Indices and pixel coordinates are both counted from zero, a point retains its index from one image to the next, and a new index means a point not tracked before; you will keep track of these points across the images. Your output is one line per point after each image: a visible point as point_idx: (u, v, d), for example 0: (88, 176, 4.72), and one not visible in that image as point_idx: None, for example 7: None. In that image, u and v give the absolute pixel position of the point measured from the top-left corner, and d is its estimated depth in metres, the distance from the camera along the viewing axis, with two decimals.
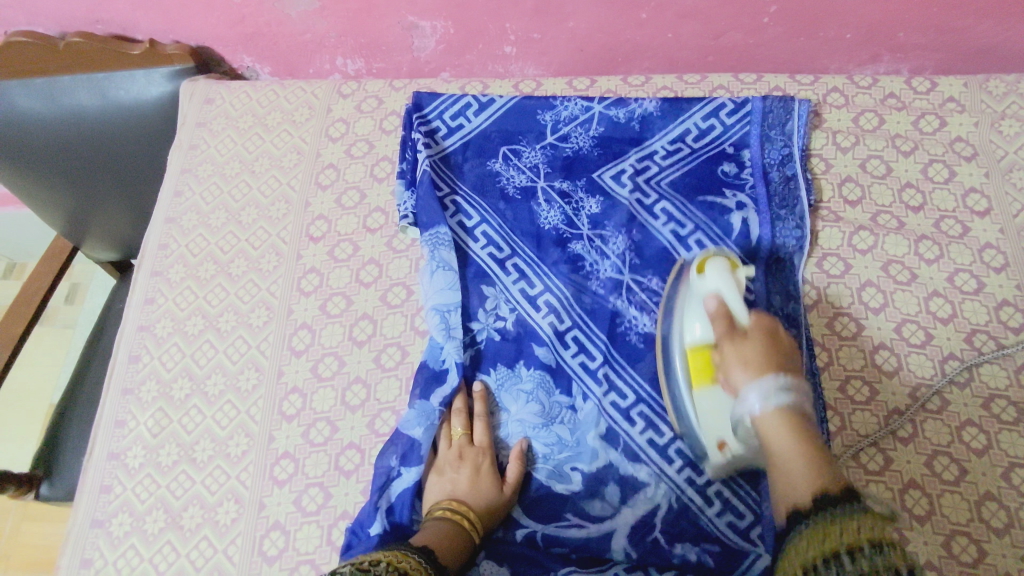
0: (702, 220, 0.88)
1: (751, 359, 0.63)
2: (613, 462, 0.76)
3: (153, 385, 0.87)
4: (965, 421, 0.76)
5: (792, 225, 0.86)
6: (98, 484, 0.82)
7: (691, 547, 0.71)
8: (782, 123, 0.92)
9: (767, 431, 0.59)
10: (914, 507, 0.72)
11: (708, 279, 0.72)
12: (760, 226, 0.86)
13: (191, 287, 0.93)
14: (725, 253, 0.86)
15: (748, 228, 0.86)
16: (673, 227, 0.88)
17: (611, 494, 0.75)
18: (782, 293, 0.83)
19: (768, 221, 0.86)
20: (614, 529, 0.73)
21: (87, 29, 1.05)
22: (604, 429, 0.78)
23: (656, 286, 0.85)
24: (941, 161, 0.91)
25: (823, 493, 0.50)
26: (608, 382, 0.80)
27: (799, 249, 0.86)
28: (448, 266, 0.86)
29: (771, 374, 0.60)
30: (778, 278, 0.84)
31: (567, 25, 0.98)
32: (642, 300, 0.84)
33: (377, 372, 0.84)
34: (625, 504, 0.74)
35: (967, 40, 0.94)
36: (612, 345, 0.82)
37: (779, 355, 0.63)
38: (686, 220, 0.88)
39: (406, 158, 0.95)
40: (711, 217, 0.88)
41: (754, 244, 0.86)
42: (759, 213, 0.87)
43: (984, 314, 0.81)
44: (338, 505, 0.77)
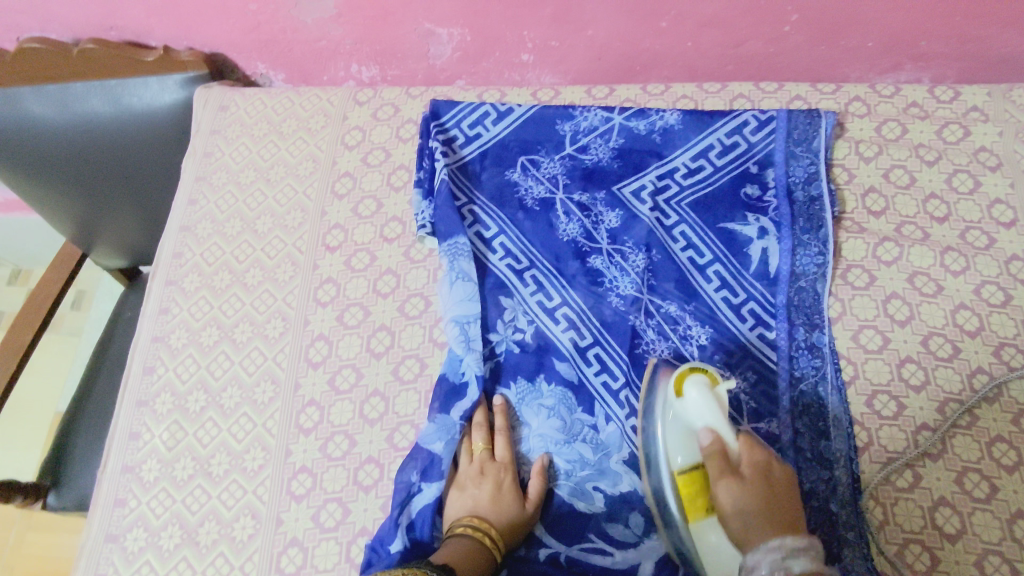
0: (722, 249, 0.87)
1: (752, 521, 0.60)
2: (636, 488, 0.75)
3: (168, 397, 0.86)
4: (994, 437, 0.75)
5: (814, 251, 0.84)
6: (112, 498, 0.81)
7: None
8: (807, 139, 0.90)
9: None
10: (945, 525, 0.71)
11: (688, 403, 0.66)
12: (781, 254, 0.85)
13: (206, 298, 0.92)
14: (745, 284, 0.85)
15: (768, 257, 0.85)
16: (691, 253, 0.87)
17: (636, 523, 0.73)
18: (804, 322, 0.82)
19: (789, 249, 0.85)
20: (638, 563, 0.71)
21: (100, 35, 1.05)
22: (627, 455, 0.76)
23: (674, 311, 0.84)
24: (966, 171, 0.90)
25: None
26: (630, 405, 0.78)
27: (821, 276, 0.84)
28: (467, 277, 0.85)
29: (776, 543, 0.56)
30: (799, 302, 0.83)
31: (586, 33, 0.97)
32: (661, 324, 0.83)
33: (395, 385, 0.82)
34: (649, 535, 0.73)
35: (991, 48, 0.93)
36: (634, 366, 0.80)
37: (773, 513, 0.60)
38: (705, 248, 0.87)
39: (423, 166, 0.94)
40: (731, 246, 0.87)
41: (774, 274, 0.84)
42: (781, 239, 0.85)
43: (1012, 327, 0.80)
44: (356, 521, 0.76)
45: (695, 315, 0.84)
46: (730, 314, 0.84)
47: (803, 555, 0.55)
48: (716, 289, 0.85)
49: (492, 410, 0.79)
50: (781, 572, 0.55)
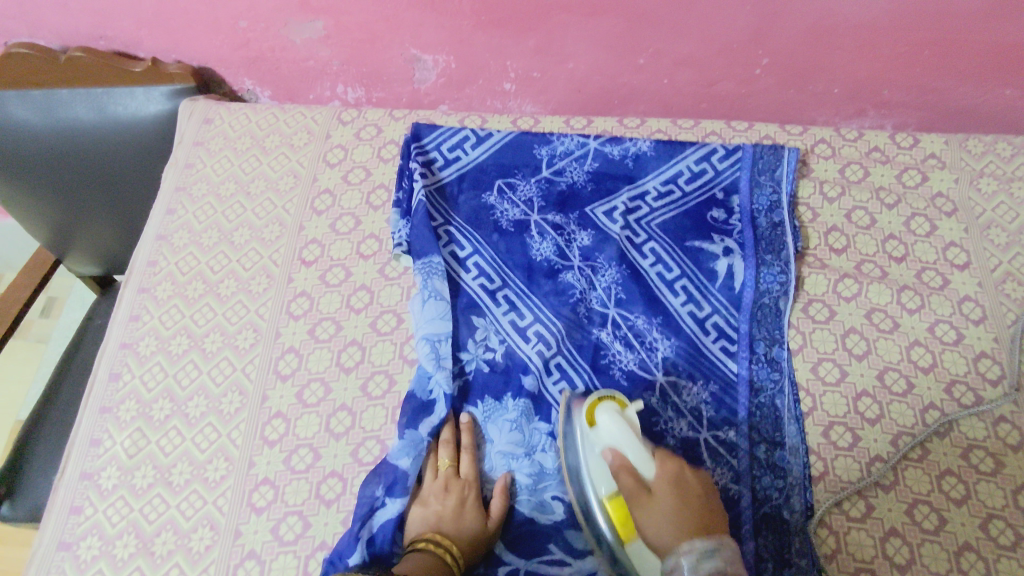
0: (690, 266, 0.90)
1: (672, 526, 0.62)
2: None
3: (132, 404, 0.85)
4: (945, 471, 0.77)
5: (777, 270, 0.88)
6: (67, 505, 0.79)
7: None
8: (772, 168, 0.95)
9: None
10: (895, 555, 0.73)
11: (601, 431, 0.70)
12: (745, 272, 0.88)
13: (178, 306, 0.92)
14: (711, 299, 0.88)
15: (733, 275, 0.89)
16: (660, 269, 0.90)
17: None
18: (764, 336, 0.85)
19: (754, 268, 0.88)
20: (595, 561, 0.73)
21: (89, 45, 1.06)
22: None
23: (641, 325, 0.86)
24: (923, 215, 0.94)
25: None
26: None
27: (784, 294, 0.87)
28: (440, 295, 0.86)
29: (688, 542, 0.60)
30: (762, 318, 0.86)
31: (566, 66, 1.00)
32: (627, 337, 0.86)
33: (363, 400, 0.83)
34: None
35: (948, 100, 0.98)
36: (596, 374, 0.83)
37: (686, 512, 0.63)
38: (673, 264, 0.90)
39: (402, 187, 0.96)
40: (698, 263, 0.90)
41: (739, 291, 0.88)
42: (746, 260, 0.89)
43: (963, 365, 0.83)
44: (316, 535, 0.75)
45: (661, 328, 0.86)
46: (694, 327, 0.86)
47: (714, 554, 0.59)
48: (682, 304, 0.88)
49: (458, 429, 0.80)
50: (697, 564, 0.59)
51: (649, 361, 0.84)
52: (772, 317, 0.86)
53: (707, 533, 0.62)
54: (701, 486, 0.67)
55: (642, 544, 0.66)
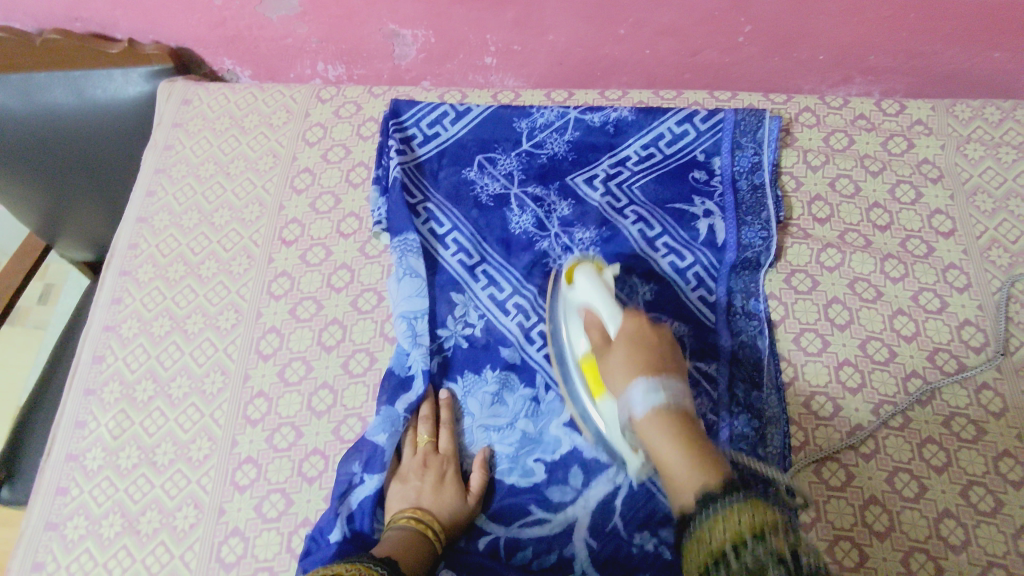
0: (671, 224, 0.89)
1: (628, 361, 0.62)
2: (577, 447, 0.76)
3: (116, 386, 0.86)
4: (926, 438, 0.77)
5: (758, 228, 0.87)
6: (54, 487, 0.80)
7: (649, 537, 0.71)
8: (754, 130, 0.93)
9: (644, 420, 0.58)
10: (874, 523, 0.73)
11: (578, 289, 0.73)
12: (725, 230, 0.88)
13: (160, 289, 0.92)
14: (693, 252, 0.87)
15: (714, 233, 0.88)
16: (641, 228, 0.89)
17: (575, 481, 0.75)
18: (742, 290, 0.85)
19: (734, 227, 0.88)
20: (576, 524, 0.73)
21: (65, 27, 1.05)
22: (568, 417, 0.78)
23: (620, 279, 0.86)
24: (908, 182, 0.93)
25: (706, 492, 0.51)
26: None
27: (765, 249, 0.86)
28: (416, 273, 0.86)
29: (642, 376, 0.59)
30: (741, 276, 0.86)
31: (546, 38, 0.99)
32: None
33: (344, 377, 0.83)
34: (587, 486, 0.75)
35: (936, 65, 0.96)
36: None
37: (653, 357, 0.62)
38: (654, 222, 0.89)
39: (381, 164, 0.96)
40: (678, 221, 0.89)
41: (720, 245, 0.87)
42: (726, 219, 0.88)
43: (946, 333, 0.82)
44: (299, 512, 0.76)
45: (640, 279, 0.86)
46: (675, 278, 0.86)
47: (659, 390, 0.58)
48: (664, 258, 0.87)
49: (439, 404, 0.80)
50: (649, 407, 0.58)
51: (633, 311, 0.84)
52: (750, 273, 0.86)
53: (662, 369, 0.60)
54: (663, 339, 0.64)
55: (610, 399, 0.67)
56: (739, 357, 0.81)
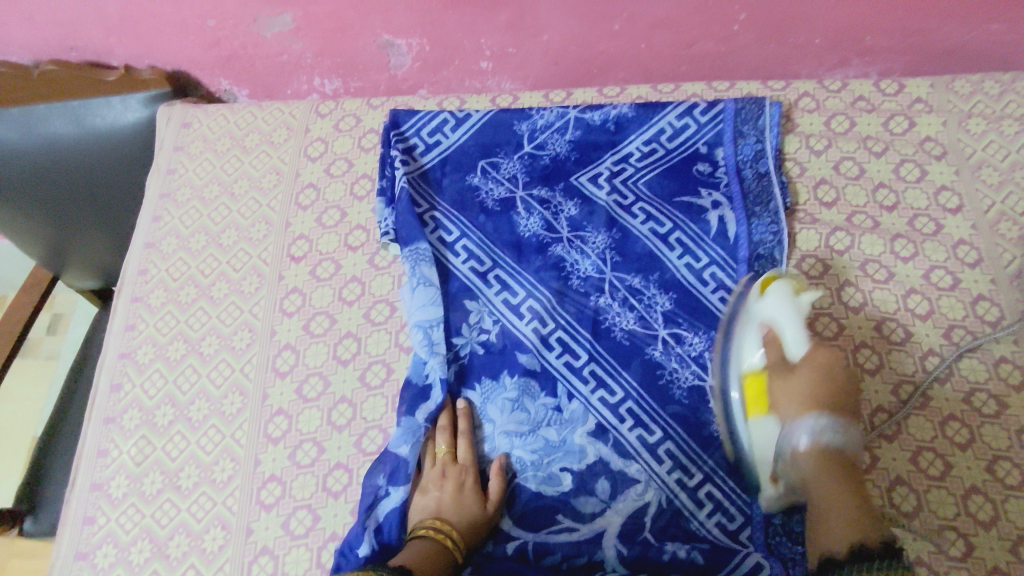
0: (681, 219, 0.89)
1: (808, 397, 0.69)
2: (602, 456, 0.77)
3: (135, 413, 0.86)
4: (948, 416, 0.77)
5: (767, 220, 0.87)
6: (80, 516, 0.80)
7: (682, 545, 0.72)
8: (755, 117, 0.93)
9: (807, 476, 0.67)
10: (902, 504, 0.73)
11: (768, 305, 0.74)
12: (736, 223, 0.87)
13: (173, 313, 0.92)
14: (705, 249, 0.87)
15: (724, 226, 0.88)
16: (651, 225, 0.89)
17: (601, 489, 0.75)
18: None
19: (744, 219, 0.87)
20: (603, 530, 0.73)
21: (61, 57, 1.06)
22: (592, 426, 0.78)
23: (638, 283, 0.86)
24: (913, 161, 0.93)
25: (858, 549, 0.59)
26: (594, 379, 0.81)
27: (778, 243, 0.86)
28: (429, 282, 0.86)
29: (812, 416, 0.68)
30: (759, 270, 0.84)
31: (541, 39, 0.99)
32: (625, 296, 0.85)
33: (362, 391, 0.83)
34: (615, 498, 0.75)
35: (932, 42, 0.96)
36: (596, 340, 0.83)
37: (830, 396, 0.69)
38: (663, 219, 0.89)
39: (384, 175, 0.96)
40: (688, 215, 0.89)
41: (732, 241, 0.87)
42: (735, 211, 0.88)
43: (961, 309, 0.82)
44: (326, 527, 0.76)
45: (657, 285, 0.86)
46: (693, 280, 0.85)
47: (837, 434, 0.67)
48: (678, 258, 0.87)
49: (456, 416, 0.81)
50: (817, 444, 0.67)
51: (650, 317, 0.84)
52: (768, 265, 0.85)
53: (842, 411, 0.69)
54: (845, 376, 0.70)
55: (773, 422, 0.70)
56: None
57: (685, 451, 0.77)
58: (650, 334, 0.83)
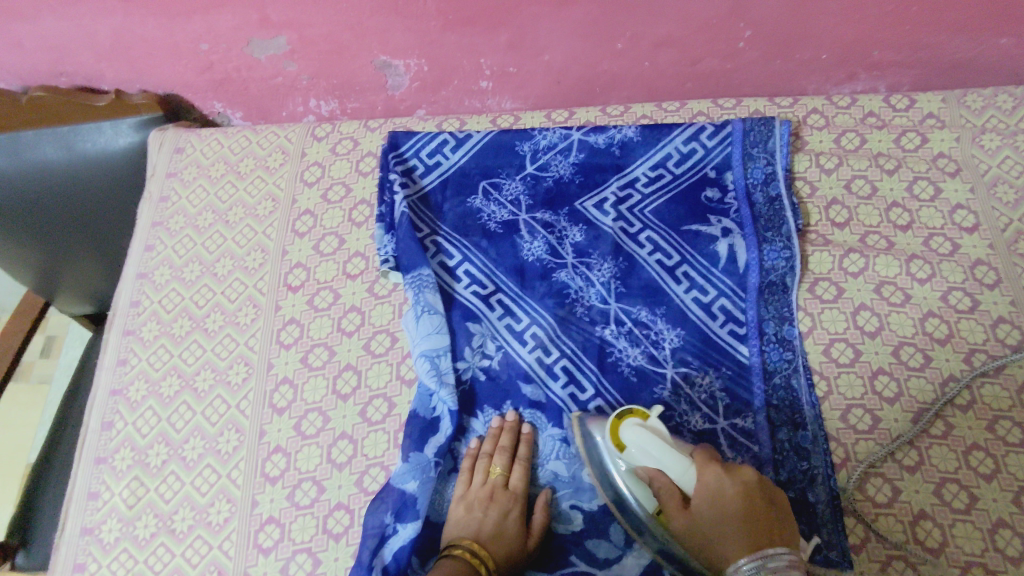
0: (689, 249, 0.86)
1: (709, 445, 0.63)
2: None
3: (127, 452, 0.83)
4: (971, 446, 0.74)
5: (780, 246, 0.84)
6: (71, 563, 0.77)
7: None
8: (764, 140, 0.90)
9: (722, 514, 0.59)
10: (927, 540, 0.70)
11: None
12: (746, 251, 0.85)
13: (166, 346, 0.89)
14: (714, 280, 0.84)
15: (734, 255, 0.85)
16: (659, 257, 0.87)
17: (615, 531, 0.72)
18: (774, 317, 0.82)
19: (755, 246, 0.85)
20: (620, 572, 0.70)
21: (49, 82, 1.03)
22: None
23: (644, 315, 0.83)
24: (926, 178, 0.90)
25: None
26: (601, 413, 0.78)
27: (790, 270, 0.84)
28: (434, 309, 0.83)
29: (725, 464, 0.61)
30: (771, 300, 0.83)
31: (542, 58, 0.97)
32: (631, 329, 0.83)
33: (362, 426, 0.80)
34: (630, 536, 0.72)
35: (942, 56, 0.94)
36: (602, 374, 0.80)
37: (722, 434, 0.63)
38: (671, 250, 0.87)
39: (383, 201, 0.93)
40: (696, 245, 0.86)
41: (743, 270, 0.84)
42: (745, 239, 0.86)
43: (981, 333, 0.80)
44: (327, 572, 0.73)
45: (665, 317, 0.83)
46: (701, 313, 0.83)
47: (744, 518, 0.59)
48: (686, 290, 0.84)
49: (484, 437, 0.78)
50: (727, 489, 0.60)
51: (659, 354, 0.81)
52: (778, 293, 0.83)
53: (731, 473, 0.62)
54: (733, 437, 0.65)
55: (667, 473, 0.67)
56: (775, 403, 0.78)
57: None
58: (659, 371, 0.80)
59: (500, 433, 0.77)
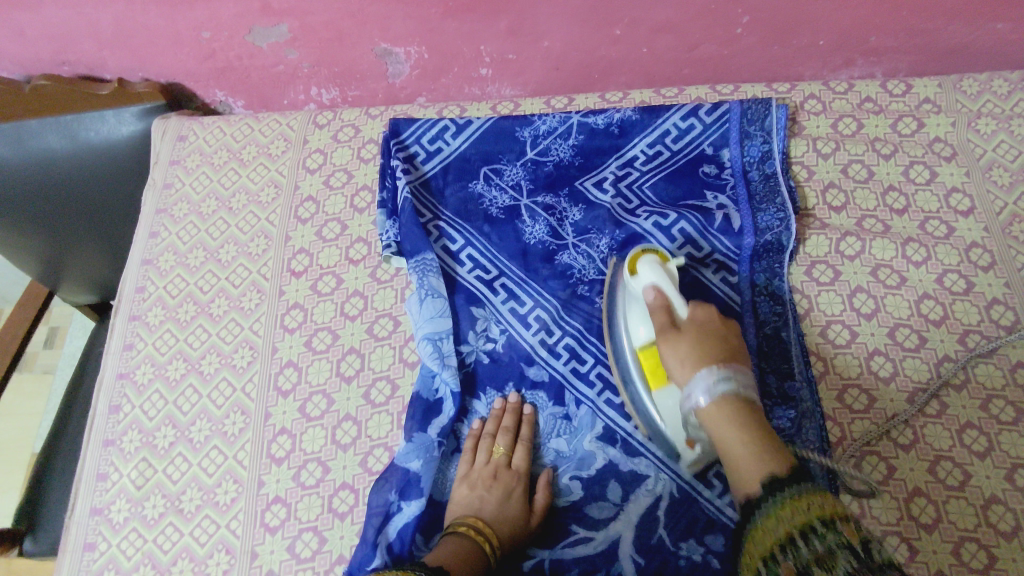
0: (686, 211, 0.88)
1: (692, 355, 0.61)
2: (612, 460, 0.76)
3: (135, 435, 0.84)
4: (965, 424, 0.75)
5: (774, 211, 0.86)
6: (81, 543, 0.79)
7: (695, 542, 0.70)
8: (762, 118, 0.91)
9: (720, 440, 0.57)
10: (921, 515, 0.71)
11: (641, 278, 0.70)
12: (741, 217, 0.86)
13: (171, 331, 0.90)
14: (710, 240, 0.86)
15: (730, 219, 0.87)
16: (657, 219, 0.88)
17: (612, 491, 0.74)
18: (765, 272, 0.84)
19: (750, 214, 0.87)
20: (619, 536, 0.71)
21: (53, 71, 1.03)
22: (600, 430, 0.77)
23: None
24: (922, 162, 0.91)
25: (773, 482, 0.51)
26: (600, 381, 0.80)
27: (785, 229, 0.85)
28: (437, 293, 0.84)
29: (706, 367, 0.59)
30: (764, 261, 0.84)
31: (542, 45, 0.97)
32: None
33: (366, 408, 0.81)
34: (628, 498, 0.73)
35: (939, 41, 0.95)
36: (602, 344, 0.82)
37: (719, 345, 0.62)
38: (668, 212, 0.88)
39: (385, 186, 0.93)
40: (693, 209, 0.88)
41: (738, 231, 0.86)
42: (741, 208, 0.87)
43: (975, 314, 0.81)
44: (333, 550, 0.74)
45: None
46: (696, 271, 0.85)
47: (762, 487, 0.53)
48: (681, 250, 0.86)
49: (486, 418, 0.79)
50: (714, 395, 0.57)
51: None
52: (773, 256, 0.85)
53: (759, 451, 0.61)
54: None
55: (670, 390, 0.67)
56: (767, 354, 0.79)
57: None
58: None
59: (502, 414, 0.79)
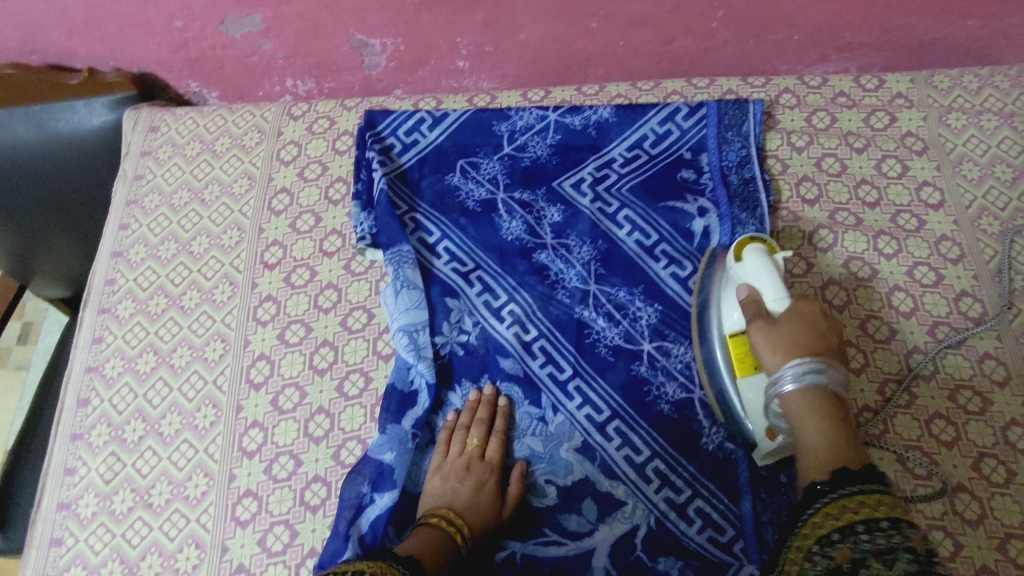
0: (666, 229, 0.87)
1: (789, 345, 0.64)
2: (589, 474, 0.75)
3: (104, 429, 0.83)
4: (933, 414, 0.76)
5: (753, 226, 0.84)
6: (48, 538, 0.77)
7: (674, 563, 0.70)
8: (739, 124, 0.92)
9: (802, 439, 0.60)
10: None
11: (747, 267, 0.71)
12: (721, 231, 0.85)
13: (141, 323, 0.89)
14: (691, 260, 0.85)
15: (710, 235, 0.86)
16: (637, 236, 0.87)
17: (588, 508, 0.73)
18: None
19: (730, 228, 0.84)
20: (593, 548, 0.71)
21: (22, 60, 1.02)
22: (578, 442, 0.77)
23: (623, 298, 0.84)
24: (894, 156, 0.92)
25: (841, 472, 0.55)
26: (580, 395, 0.79)
27: None
28: (412, 285, 0.84)
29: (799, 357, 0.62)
30: None
31: (518, 38, 0.97)
32: (610, 310, 0.83)
33: (339, 401, 0.81)
34: (604, 520, 0.73)
35: (911, 37, 0.95)
36: (579, 353, 0.81)
37: (810, 336, 0.64)
38: (650, 230, 0.87)
39: (361, 178, 0.94)
40: (673, 224, 0.87)
41: None
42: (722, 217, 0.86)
43: (945, 306, 0.82)
44: (304, 542, 0.74)
45: (643, 297, 0.83)
46: (677, 289, 0.84)
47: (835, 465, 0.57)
48: (664, 268, 0.85)
49: (461, 410, 0.79)
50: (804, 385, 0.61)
51: (635, 331, 0.82)
52: None
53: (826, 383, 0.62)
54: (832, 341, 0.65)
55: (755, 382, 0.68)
56: None
57: (673, 469, 0.75)
58: (635, 349, 0.81)
59: (477, 405, 0.79)
